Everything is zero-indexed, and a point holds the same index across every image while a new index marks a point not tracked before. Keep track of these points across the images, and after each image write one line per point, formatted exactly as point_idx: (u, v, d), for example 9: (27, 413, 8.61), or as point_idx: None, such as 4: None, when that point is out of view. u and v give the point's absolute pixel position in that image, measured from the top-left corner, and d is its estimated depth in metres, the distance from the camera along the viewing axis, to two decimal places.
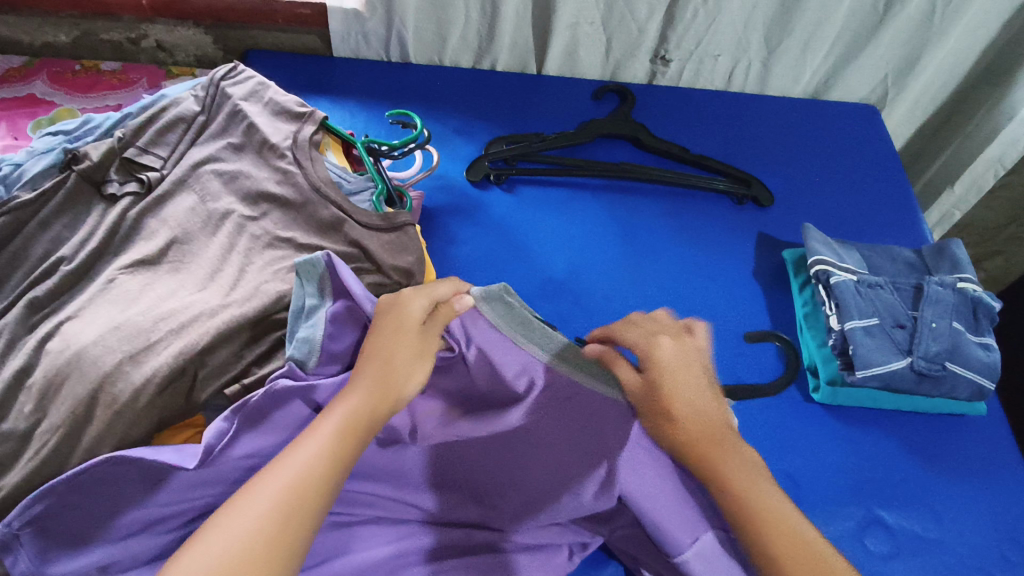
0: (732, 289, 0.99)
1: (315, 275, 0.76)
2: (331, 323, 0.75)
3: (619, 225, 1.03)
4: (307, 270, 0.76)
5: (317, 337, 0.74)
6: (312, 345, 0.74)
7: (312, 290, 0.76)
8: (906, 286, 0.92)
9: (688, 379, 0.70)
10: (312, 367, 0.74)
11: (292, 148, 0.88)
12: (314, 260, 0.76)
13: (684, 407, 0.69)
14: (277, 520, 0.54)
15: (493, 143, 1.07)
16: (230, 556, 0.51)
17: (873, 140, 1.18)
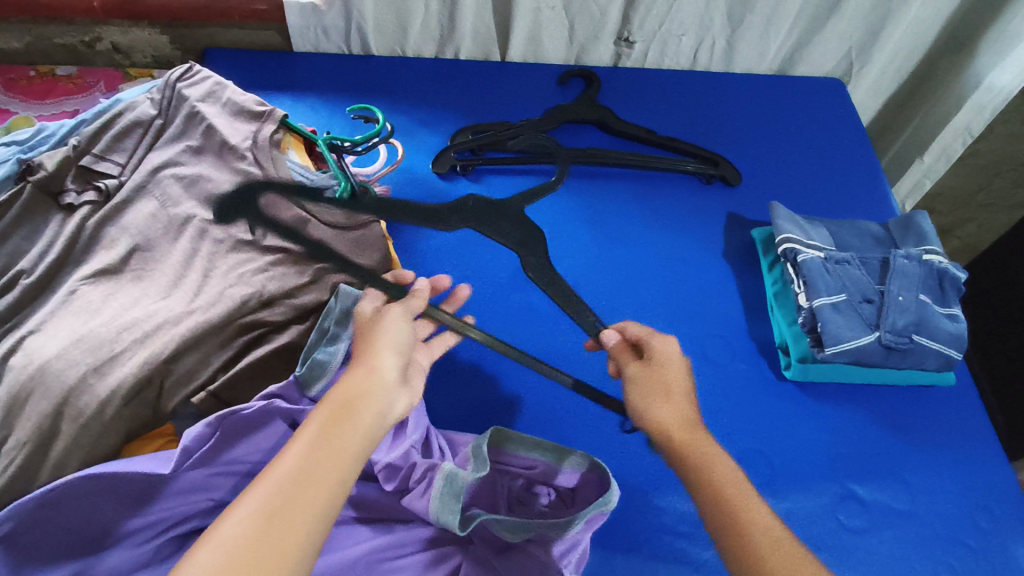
0: (701, 272, 0.99)
1: (349, 310, 0.78)
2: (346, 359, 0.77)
3: (588, 211, 1.03)
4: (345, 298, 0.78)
5: (332, 365, 0.76)
6: (326, 371, 0.75)
7: (342, 321, 0.78)
8: (872, 260, 0.92)
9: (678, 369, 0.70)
10: (309, 393, 0.75)
11: (253, 148, 0.88)
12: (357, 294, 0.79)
13: (674, 424, 0.66)
14: (277, 532, 0.50)
15: (459, 133, 1.07)
16: (236, 556, 0.48)
17: (838, 115, 1.19)
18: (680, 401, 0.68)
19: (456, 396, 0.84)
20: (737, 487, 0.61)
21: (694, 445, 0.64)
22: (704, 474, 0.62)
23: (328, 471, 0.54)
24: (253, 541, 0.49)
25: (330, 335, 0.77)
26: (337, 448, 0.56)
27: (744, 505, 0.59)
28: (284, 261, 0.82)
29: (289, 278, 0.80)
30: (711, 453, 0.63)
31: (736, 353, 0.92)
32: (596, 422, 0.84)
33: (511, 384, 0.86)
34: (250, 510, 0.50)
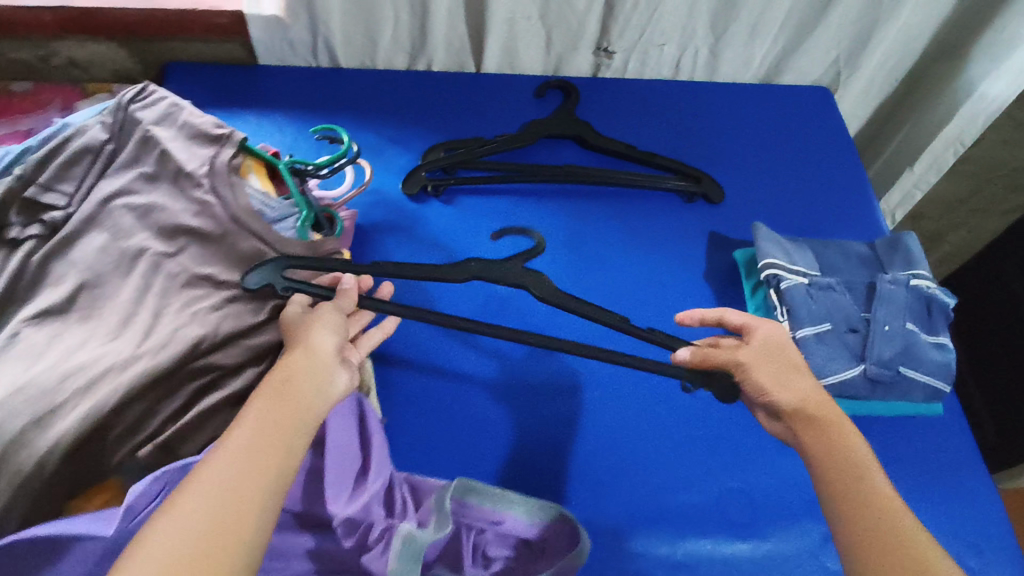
0: (681, 296, 0.95)
1: None
2: None
3: (564, 232, 0.99)
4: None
5: None
6: None
7: None
8: (858, 286, 0.89)
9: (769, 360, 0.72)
10: None
11: (209, 175, 0.83)
12: None
13: (812, 402, 0.69)
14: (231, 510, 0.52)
15: (430, 151, 1.03)
16: (199, 520, 0.50)
17: (826, 125, 1.15)
18: (794, 382, 0.70)
19: (424, 436, 0.81)
20: (862, 467, 0.63)
21: (825, 419, 0.67)
22: (832, 452, 0.64)
23: (277, 443, 0.58)
24: (213, 506, 0.51)
25: None
26: (276, 429, 0.58)
27: (866, 491, 0.61)
28: (241, 296, 0.78)
29: (244, 316, 0.76)
30: (847, 432, 0.66)
31: None
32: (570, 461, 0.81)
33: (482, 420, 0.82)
34: (209, 476, 0.53)
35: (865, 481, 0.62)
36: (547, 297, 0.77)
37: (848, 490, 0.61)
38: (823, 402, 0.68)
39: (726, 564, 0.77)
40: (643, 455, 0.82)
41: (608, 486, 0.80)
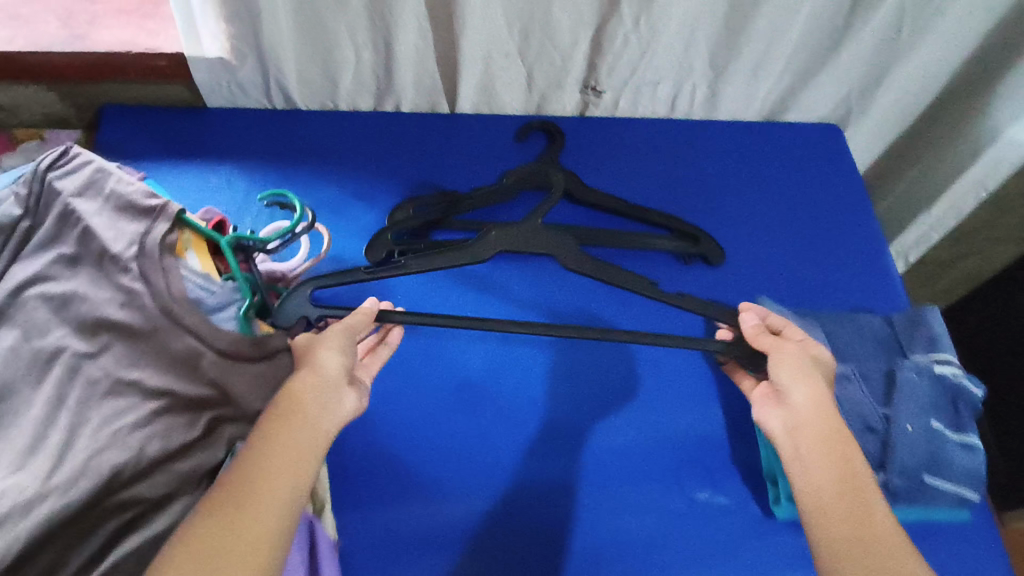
0: (678, 378, 0.85)
1: None
2: None
3: (546, 305, 0.90)
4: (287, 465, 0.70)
5: None
6: None
7: None
8: (874, 375, 0.80)
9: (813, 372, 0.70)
10: None
11: (138, 258, 0.73)
12: None
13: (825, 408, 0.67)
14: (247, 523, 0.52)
15: (398, 211, 0.91)
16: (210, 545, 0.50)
17: (836, 170, 1.04)
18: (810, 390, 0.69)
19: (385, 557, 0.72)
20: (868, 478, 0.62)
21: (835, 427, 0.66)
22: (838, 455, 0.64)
23: (286, 461, 0.58)
24: (219, 534, 0.51)
25: None
26: (289, 445, 0.59)
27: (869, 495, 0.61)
28: (171, 408, 0.68)
29: (174, 433, 0.66)
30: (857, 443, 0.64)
31: (716, 482, 0.80)
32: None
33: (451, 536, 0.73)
34: (217, 504, 0.53)
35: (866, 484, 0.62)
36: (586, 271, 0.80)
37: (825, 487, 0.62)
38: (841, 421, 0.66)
39: None
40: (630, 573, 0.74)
41: None
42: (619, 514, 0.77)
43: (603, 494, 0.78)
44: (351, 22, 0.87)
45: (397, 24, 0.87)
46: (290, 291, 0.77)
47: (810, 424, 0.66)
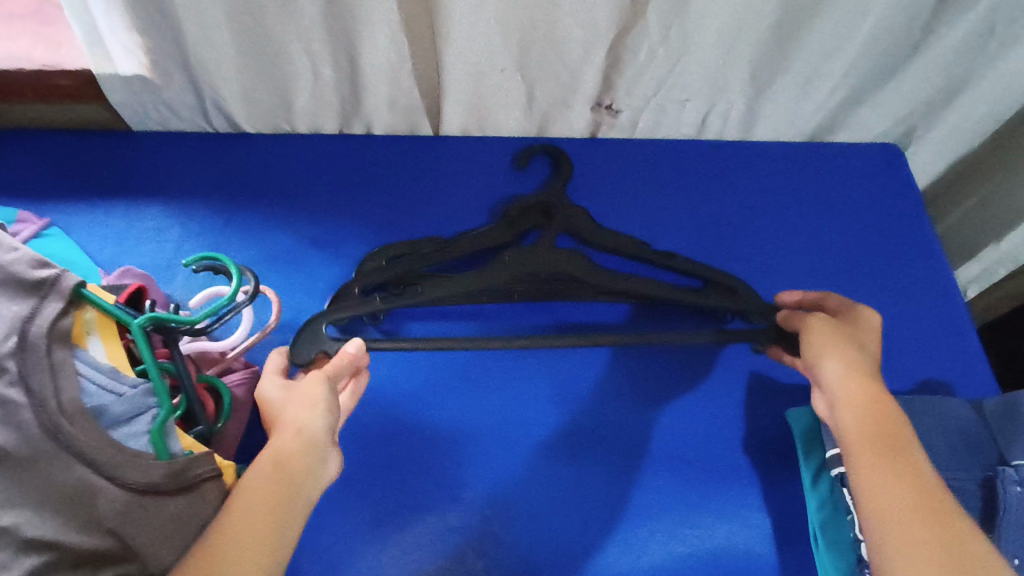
0: (712, 479, 0.70)
1: None
2: None
3: (551, 382, 0.73)
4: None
5: None
6: None
7: None
8: (966, 485, 0.64)
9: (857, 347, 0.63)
10: None
11: (18, 353, 0.55)
12: None
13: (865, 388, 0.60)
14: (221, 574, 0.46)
15: (368, 260, 0.74)
16: None
17: (895, 204, 0.87)
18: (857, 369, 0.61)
19: None
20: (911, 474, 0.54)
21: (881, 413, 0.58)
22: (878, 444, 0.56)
23: (260, 533, 0.49)
24: None
25: None
26: (269, 506, 0.51)
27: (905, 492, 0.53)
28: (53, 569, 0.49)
29: None
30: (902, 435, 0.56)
31: None
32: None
33: None
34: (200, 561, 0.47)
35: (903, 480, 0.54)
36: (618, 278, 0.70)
37: (878, 486, 0.54)
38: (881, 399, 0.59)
39: None
40: None
41: None
42: None
43: None
44: (305, 32, 0.69)
45: (364, 34, 0.69)
46: (304, 325, 0.67)
47: (845, 396, 0.59)
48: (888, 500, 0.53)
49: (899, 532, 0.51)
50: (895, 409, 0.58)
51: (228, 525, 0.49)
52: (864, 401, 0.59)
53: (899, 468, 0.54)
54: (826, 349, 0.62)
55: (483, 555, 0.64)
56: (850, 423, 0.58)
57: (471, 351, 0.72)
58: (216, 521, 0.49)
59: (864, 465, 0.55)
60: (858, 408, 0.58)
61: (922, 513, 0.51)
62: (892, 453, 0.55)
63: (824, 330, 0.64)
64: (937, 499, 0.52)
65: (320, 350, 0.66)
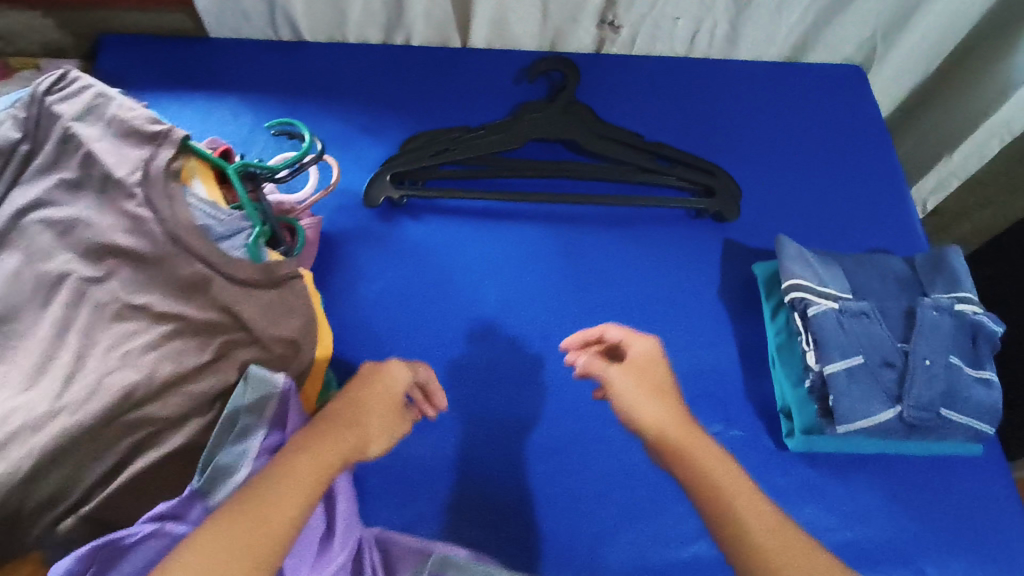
0: (690, 319, 0.85)
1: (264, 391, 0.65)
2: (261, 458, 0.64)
3: (560, 241, 0.87)
4: (260, 382, 0.65)
5: (238, 469, 0.63)
6: (229, 478, 0.62)
7: (251, 407, 0.65)
8: (894, 311, 0.78)
9: (663, 389, 0.68)
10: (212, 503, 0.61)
11: (143, 184, 0.70)
12: (273, 379, 0.66)
13: (667, 425, 0.65)
14: (232, 543, 0.48)
15: (409, 141, 0.89)
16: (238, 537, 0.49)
17: (861, 111, 1.01)
18: (656, 413, 0.66)
19: (404, 480, 0.74)
20: (749, 503, 0.58)
21: (692, 450, 0.63)
22: (708, 492, 0.60)
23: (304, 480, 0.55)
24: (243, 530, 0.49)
25: (238, 432, 0.64)
26: (286, 492, 0.53)
27: (730, 495, 0.59)
28: (182, 332, 0.66)
29: (186, 356, 0.65)
30: (710, 454, 0.62)
31: (730, 416, 0.80)
32: (571, 519, 0.73)
33: (474, 462, 0.75)
34: (242, 504, 0.51)
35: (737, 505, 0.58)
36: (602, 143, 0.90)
37: (743, 509, 0.58)
38: (687, 426, 0.65)
39: None
40: (649, 498, 0.74)
41: (611, 541, 0.72)
42: (631, 447, 0.77)
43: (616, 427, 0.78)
44: None
45: None
46: (375, 174, 0.85)
47: (654, 431, 0.65)
48: (750, 541, 0.56)
49: (775, 549, 0.55)
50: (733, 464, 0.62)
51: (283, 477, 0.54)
52: (680, 429, 0.65)
53: (747, 506, 0.58)
54: (636, 397, 0.67)
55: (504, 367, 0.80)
56: (687, 472, 0.62)
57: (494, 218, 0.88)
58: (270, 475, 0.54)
59: (715, 513, 0.59)
60: (702, 464, 0.61)
61: (779, 528, 0.57)
62: (742, 490, 0.59)
63: (624, 380, 0.68)
64: (800, 540, 0.56)
65: (386, 196, 0.85)
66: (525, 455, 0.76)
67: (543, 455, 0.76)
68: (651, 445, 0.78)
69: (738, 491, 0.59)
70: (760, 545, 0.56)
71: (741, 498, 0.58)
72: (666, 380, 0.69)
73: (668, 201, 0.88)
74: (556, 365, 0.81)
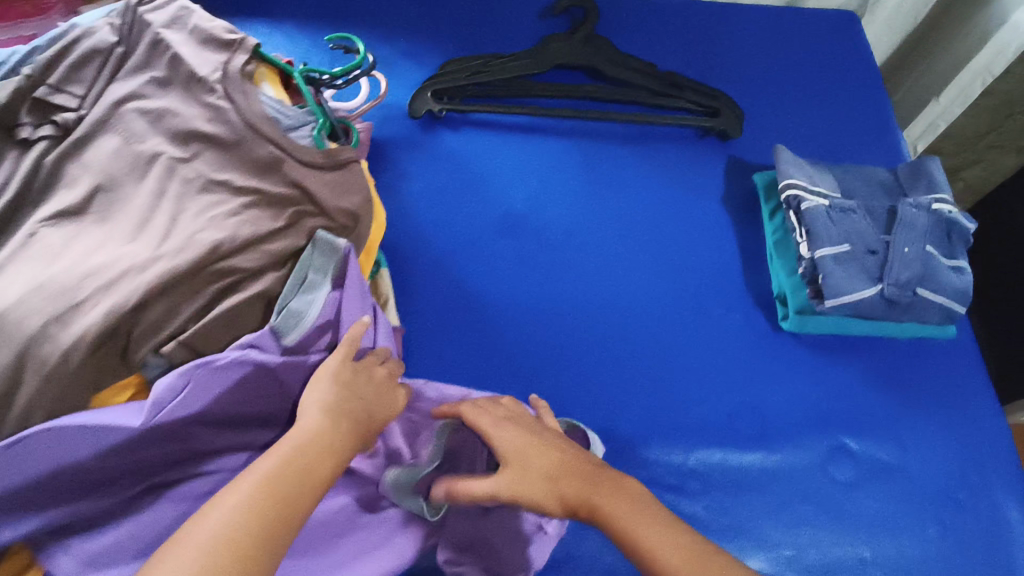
0: (697, 221, 0.95)
1: (329, 254, 0.77)
2: (325, 308, 0.77)
3: (581, 152, 0.97)
4: (326, 246, 0.77)
5: (307, 314, 0.75)
6: (299, 320, 0.74)
7: (319, 265, 0.77)
8: (878, 209, 0.88)
9: (538, 444, 0.70)
10: (286, 343, 0.74)
11: (222, 81, 0.80)
12: (336, 243, 0.77)
13: (563, 477, 0.68)
14: (265, 521, 0.56)
15: (446, 64, 0.98)
16: (226, 534, 0.54)
17: (854, 51, 1.12)
18: (540, 470, 0.68)
19: (443, 346, 0.83)
20: (651, 515, 0.65)
21: (598, 491, 0.66)
22: (618, 529, 0.64)
23: (299, 481, 0.60)
24: (243, 526, 0.55)
25: (308, 285, 0.76)
26: (300, 477, 0.60)
27: (642, 527, 0.64)
28: (258, 203, 0.77)
29: (263, 221, 0.75)
30: (609, 497, 0.66)
31: (731, 303, 0.90)
32: (588, 388, 0.82)
33: (503, 335, 0.84)
34: (240, 500, 0.56)
35: (646, 536, 0.63)
36: (622, 67, 0.99)
37: (642, 537, 0.63)
38: (573, 466, 0.68)
39: (736, 475, 0.80)
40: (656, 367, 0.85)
41: (624, 401, 0.82)
42: (642, 327, 0.87)
43: (627, 309, 0.88)
44: None
45: None
46: (416, 90, 0.95)
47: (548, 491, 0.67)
48: (668, 553, 0.62)
49: (676, 560, 0.61)
50: (629, 493, 0.67)
51: (273, 472, 0.59)
52: (576, 487, 0.67)
53: (657, 523, 0.65)
54: (519, 463, 0.68)
55: (530, 257, 0.90)
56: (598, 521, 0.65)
57: (521, 133, 0.98)
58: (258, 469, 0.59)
59: (631, 545, 0.63)
60: (606, 502, 0.66)
61: (670, 527, 0.64)
62: (650, 519, 0.64)
63: (506, 442, 0.70)
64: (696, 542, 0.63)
65: (427, 109, 0.95)
66: (548, 330, 0.85)
67: (564, 331, 0.85)
68: (661, 326, 0.87)
69: (637, 520, 0.64)
70: (648, 546, 0.63)
71: (638, 527, 0.64)
72: (540, 428, 0.72)
73: (677, 120, 0.98)
74: (577, 256, 0.91)
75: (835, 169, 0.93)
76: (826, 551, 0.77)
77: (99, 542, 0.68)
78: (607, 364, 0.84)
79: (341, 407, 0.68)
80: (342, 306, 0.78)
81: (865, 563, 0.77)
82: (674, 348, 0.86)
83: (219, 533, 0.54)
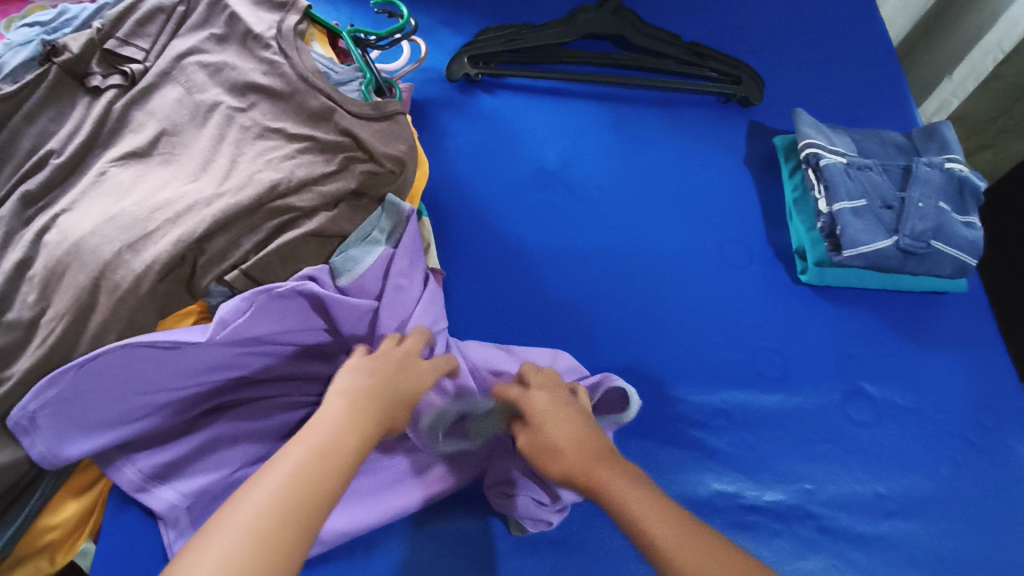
0: (721, 182, 1.00)
1: (394, 216, 0.83)
2: (378, 262, 0.80)
3: (610, 116, 1.03)
4: (392, 208, 0.83)
5: (361, 262, 0.79)
6: (353, 266, 0.79)
7: (385, 226, 0.82)
8: (895, 167, 0.93)
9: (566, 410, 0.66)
10: (338, 284, 0.78)
11: (277, 38, 0.85)
12: (400, 205, 0.83)
13: (570, 441, 0.62)
14: (289, 518, 0.49)
15: (481, 31, 1.03)
16: (247, 548, 0.47)
17: (872, 28, 1.16)
18: (557, 426, 0.63)
19: (480, 290, 0.88)
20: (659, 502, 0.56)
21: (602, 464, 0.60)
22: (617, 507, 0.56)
23: (324, 476, 0.53)
24: (268, 531, 0.48)
25: (370, 239, 0.81)
26: (327, 470, 0.53)
27: (643, 508, 0.55)
28: (312, 149, 0.81)
29: (316, 166, 0.79)
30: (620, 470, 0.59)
31: (753, 257, 0.95)
32: (617, 335, 0.87)
33: (536, 282, 0.89)
34: (260, 504, 0.49)
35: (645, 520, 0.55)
36: (649, 37, 1.02)
37: (660, 532, 0.54)
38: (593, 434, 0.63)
39: (759, 414, 0.84)
40: (682, 314, 0.89)
41: (652, 345, 0.87)
42: (668, 277, 0.92)
43: (656, 260, 0.93)
44: None
45: None
46: (454, 54, 1.01)
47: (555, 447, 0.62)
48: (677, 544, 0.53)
49: (681, 544, 0.53)
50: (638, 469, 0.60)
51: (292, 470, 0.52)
52: (580, 457, 0.60)
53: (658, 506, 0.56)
54: (539, 418, 0.65)
55: (561, 211, 0.95)
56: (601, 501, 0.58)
57: (552, 99, 1.03)
58: (272, 467, 0.52)
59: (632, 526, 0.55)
60: (611, 474, 0.59)
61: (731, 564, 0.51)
62: (657, 500, 0.56)
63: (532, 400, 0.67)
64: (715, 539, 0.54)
65: (465, 73, 1.01)
66: (579, 278, 0.90)
67: (594, 279, 0.90)
68: (687, 277, 0.92)
69: (654, 517, 0.55)
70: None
71: (651, 517, 0.54)
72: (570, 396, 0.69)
73: (701, 86, 1.02)
74: (607, 211, 0.95)
75: (852, 132, 0.97)
76: (847, 485, 0.81)
77: (161, 456, 0.73)
78: (637, 308, 0.89)
79: (367, 389, 0.60)
80: (392, 264, 0.80)
81: (884, 498, 0.80)
82: (699, 298, 0.91)
83: (246, 540, 0.47)
